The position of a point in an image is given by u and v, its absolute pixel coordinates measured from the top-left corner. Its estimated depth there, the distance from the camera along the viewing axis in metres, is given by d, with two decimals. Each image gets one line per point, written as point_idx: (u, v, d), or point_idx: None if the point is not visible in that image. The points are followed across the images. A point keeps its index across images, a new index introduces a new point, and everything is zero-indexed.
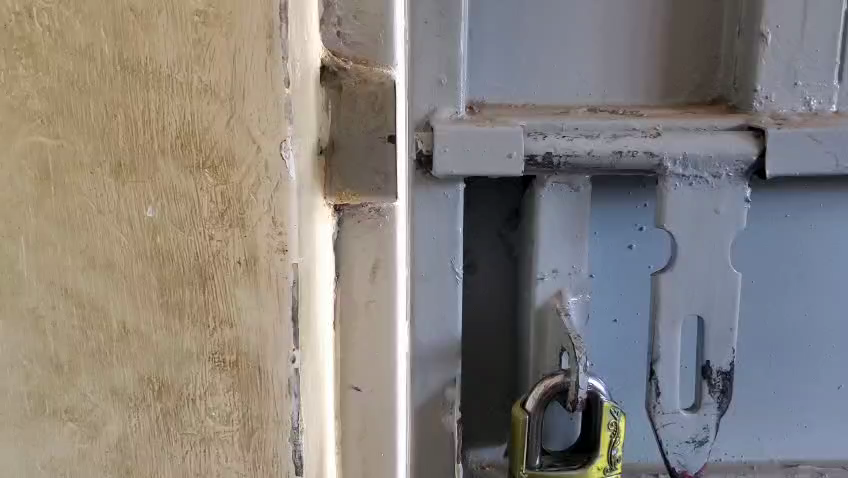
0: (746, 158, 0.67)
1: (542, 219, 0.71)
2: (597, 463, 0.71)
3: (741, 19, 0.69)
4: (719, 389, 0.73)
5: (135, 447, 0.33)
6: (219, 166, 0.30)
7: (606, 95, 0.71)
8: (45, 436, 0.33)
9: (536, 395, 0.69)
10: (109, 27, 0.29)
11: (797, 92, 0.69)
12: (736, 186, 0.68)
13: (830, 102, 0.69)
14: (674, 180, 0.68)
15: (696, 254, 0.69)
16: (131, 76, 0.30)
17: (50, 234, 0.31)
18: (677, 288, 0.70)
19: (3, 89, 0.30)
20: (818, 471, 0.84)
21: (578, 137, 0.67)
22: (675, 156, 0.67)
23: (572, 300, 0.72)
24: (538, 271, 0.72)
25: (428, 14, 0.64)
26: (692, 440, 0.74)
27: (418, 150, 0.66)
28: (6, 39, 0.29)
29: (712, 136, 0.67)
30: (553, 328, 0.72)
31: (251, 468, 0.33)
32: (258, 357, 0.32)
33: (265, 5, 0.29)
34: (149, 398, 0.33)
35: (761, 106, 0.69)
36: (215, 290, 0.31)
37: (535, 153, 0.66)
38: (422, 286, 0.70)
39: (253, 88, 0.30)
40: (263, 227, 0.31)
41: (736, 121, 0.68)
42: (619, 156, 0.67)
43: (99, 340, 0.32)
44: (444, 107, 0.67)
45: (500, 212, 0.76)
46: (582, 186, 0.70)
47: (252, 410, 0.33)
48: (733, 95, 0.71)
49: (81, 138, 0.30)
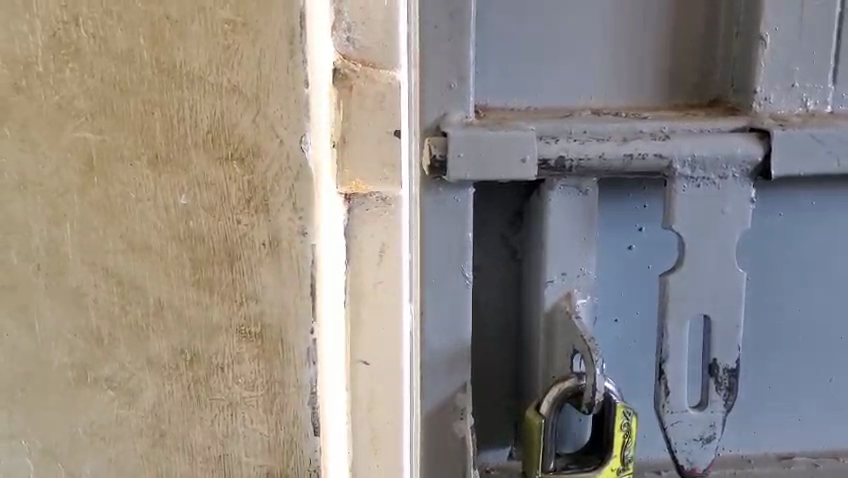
0: (752, 159, 0.71)
1: (550, 220, 0.73)
2: (611, 464, 0.73)
3: (739, 21, 0.72)
4: (725, 386, 0.76)
5: (168, 412, 0.37)
6: (246, 158, 0.34)
7: (609, 97, 0.74)
8: (86, 403, 0.37)
9: (551, 397, 0.70)
10: (148, 34, 0.33)
11: (794, 94, 0.72)
12: (742, 186, 0.72)
13: (825, 103, 0.73)
14: (682, 182, 0.71)
15: (702, 254, 0.73)
16: (167, 78, 0.33)
17: (93, 220, 0.35)
18: (683, 286, 0.74)
19: (50, 90, 0.33)
20: (813, 462, 0.85)
21: (589, 141, 0.70)
22: (684, 158, 0.71)
23: (580, 302, 0.74)
24: (548, 275, 0.74)
25: (438, 18, 0.67)
26: (699, 438, 0.77)
27: (431, 156, 0.68)
28: (54, 45, 0.33)
29: (720, 139, 0.71)
30: (562, 330, 0.74)
31: (273, 428, 0.37)
32: (280, 329, 0.36)
33: (287, 14, 0.33)
34: (181, 367, 0.36)
35: (761, 107, 0.72)
36: (242, 268, 0.35)
37: (548, 158, 0.69)
38: (432, 291, 0.72)
39: (276, 88, 0.33)
40: (285, 212, 0.35)
41: (739, 122, 0.72)
42: (629, 159, 0.70)
43: (137, 315, 0.36)
44: (454, 111, 0.69)
45: (502, 214, 0.77)
46: (589, 189, 0.72)
47: (275, 376, 0.36)
48: (732, 96, 0.74)
49: (121, 133, 0.34)
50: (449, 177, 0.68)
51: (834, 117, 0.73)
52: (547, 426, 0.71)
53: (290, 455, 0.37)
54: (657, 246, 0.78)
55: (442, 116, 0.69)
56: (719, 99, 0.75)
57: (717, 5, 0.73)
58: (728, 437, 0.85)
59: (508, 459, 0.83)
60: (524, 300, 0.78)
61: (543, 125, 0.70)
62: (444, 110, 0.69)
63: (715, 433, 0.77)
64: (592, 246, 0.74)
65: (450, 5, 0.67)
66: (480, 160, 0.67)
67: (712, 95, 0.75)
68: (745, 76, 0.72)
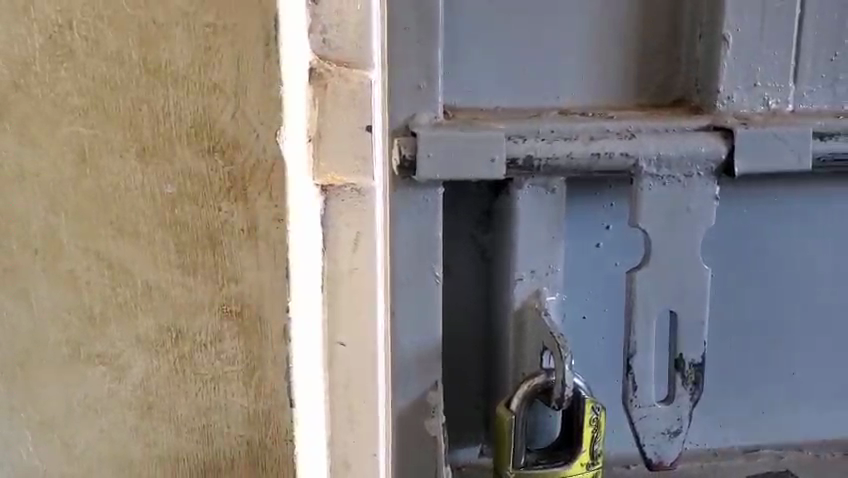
0: (717, 156, 0.77)
1: (521, 223, 0.81)
2: (581, 459, 0.81)
3: (703, 22, 0.78)
4: (691, 380, 0.83)
5: (156, 386, 0.40)
6: (226, 150, 0.37)
7: (572, 97, 0.80)
8: (80, 376, 0.40)
9: (521, 395, 0.78)
10: (135, 36, 0.36)
11: (757, 92, 0.78)
12: (705, 184, 0.78)
13: (786, 102, 0.79)
14: (647, 180, 0.77)
15: (666, 252, 0.79)
16: (154, 77, 0.36)
17: (86, 207, 0.38)
18: (649, 283, 0.80)
19: (46, 87, 0.36)
20: (777, 454, 0.95)
21: (556, 141, 0.76)
22: (649, 157, 0.77)
23: (549, 298, 0.83)
24: (519, 272, 0.82)
25: (408, 21, 0.73)
26: (667, 432, 0.84)
27: (401, 156, 0.74)
28: (50, 46, 0.36)
29: (685, 139, 0.77)
30: (532, 326, 0.82)
31: (253, 401, 0.40)
32: (259, 308, 0.39)
33: (264, 18, 0.36)
34: (167, 344, 0.39)
35: (724, 106, 0.78)
36: (223, 252, 0.38)
37: (517, 157, 0.75)
38: (403, 291, 0.80)
39: (253, 86, 0.36)
40: (262, 200, 0.38)
41: (703, 122, 0.78)
42: (596, 158, 0.76)
43: (126, 295, 0.39)
44: (423, 112, 0.76)
45: (475, 215, 0.86)
46: (557, 187, 0.81)
47: (254, 352, 0.39)
48: (695, 96, 0.80)
49: (111, 128, 0.37)
50: (420, 177, 0.74)
51: (795, 115, 0.79)
52: (517, 422, 0.79)
53: (269, 426, 0.40)
54: (619, 244, 0.87)
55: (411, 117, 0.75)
56: (683, 99, 0.81)
57: (681, 10, 0.79)
58: (694, 432, 0.94)
59: (479, 456, 0.92)
60: (496, 292, 0.86)
61: (511, 127, 0.76)
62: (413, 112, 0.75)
63: (681, 426, 0.84)
64: (559, 245, 0.83)
65: (419, 11, 0.73)
66: (450, 160, 0.74)
67: (676, 95, 0.82)
68: (708, 76, 0.78)
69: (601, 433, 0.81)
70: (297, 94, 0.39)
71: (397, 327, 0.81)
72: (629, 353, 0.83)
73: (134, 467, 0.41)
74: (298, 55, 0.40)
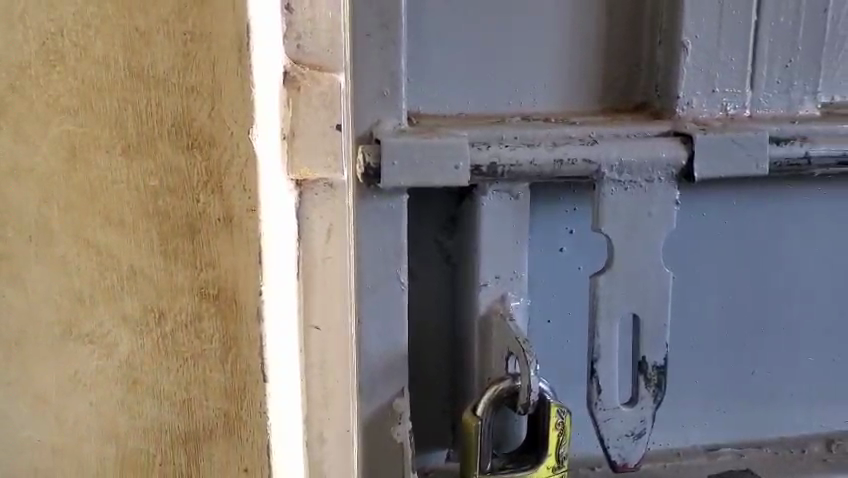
0: (676, 162, 0.80)
1: (485, 226, 0.81)
2: (546, 463, 0.81)
3: (662, 31, 0.81)
4: (654, 382, 0.86)
5: (141, 362, 0.43)
6: (204, 146, 0.41)
7: (536, 102, 0.83)
8: (71, 353, 0.43)
9: (486, 400, 0.78)
10: (120, 43, 0.39)
11: (715, 98, 0.82)
12: (667, 188, 0.81)
13: (743, 108, 0.83)
14: (610, 185, 0.80)
15: (630, 256, 0.81)
16: (137, 80, 0.40)
17: (76, 198, 0.41)
18: (614, 286, 0.82)
19: (41, 89, 0.40)
20: (739, 453, 0.97)
21: (520, 147, 0.77)
22: (611, 163, 0.79)
23: (514, 303, 0.83)
24: (484, 278, 0.83)
25: (370, 27, 0.74)
26: (631, 434, 0.86)
27: (365, 162, 0.75)
28: (42, 52, 0.40)
29: (644, 144, 0.79)
30: (498, 330, 0.82)
31: (230, 376, 0.43)
32: (234, 291, 0.42)
33: (235, 26, 0.39)
34: (151, 323, 0.43)
35: (684, 112, 0.82)
36: (202, 240, 0.42)
37: (481, 164, 0.76)
38: (369, 298, 0.79)
39: (227, 88, 0.40)
40: (237, 193, 0.41)
41: (663, 127, 0.81)
42: (559, 164, 0.78)
43: (113, 279, 0.42)
44: (387, 119, 0.76)
45: (438, 220, 0.85)
46: (521, 193, 0.81)
47: (231, 331, 0.43)
48: (656, 101, 0.83)
49: (99, 126, 0.41)
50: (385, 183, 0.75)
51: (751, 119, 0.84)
52: (483, 426, 0.78)
53: (244, 400, 0.44)
54: (584, 246, 0.88)
55: (375, 123, 0.76)
56: (644, 104, 0.85)
57: (643, 18, 0.82)
58: (658, 432, 0.95)
59: (446, 462, 0.92)
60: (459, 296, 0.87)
61: (475, 134, 0.77)
62: (377, 118, 0.76)
63: (646, 428, 0.86)
64: (523, 249, 0.83)
65: (382, 17, 0.74)
66: (414, 166, 0.74)
67: (637, 100, 0.85)
68: (668, 83, 0.82)
69: (566, 435, 0.81)
70: (269, 96, 0.43)
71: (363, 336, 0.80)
72: (593, 359, 0.84)
73: (121, 438, 0.44)
74: (271, 60, 0.43)
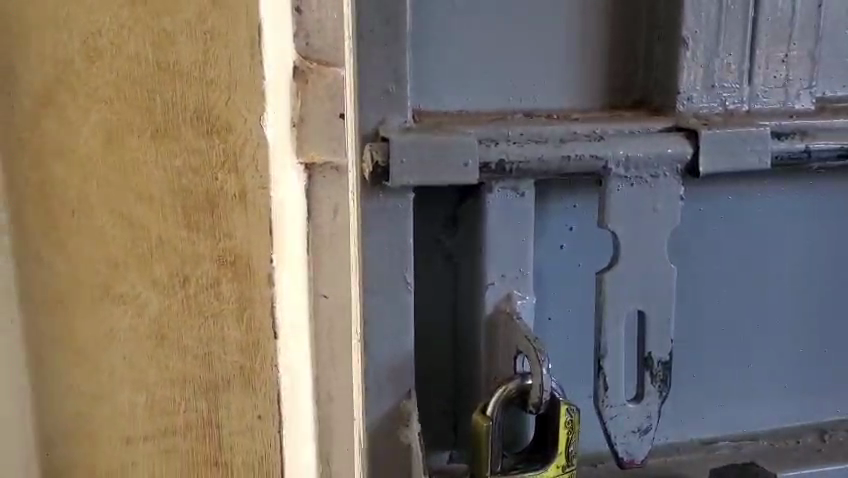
0: (680, 158, 0.89)
1: (488, 221, 0.89)
2: (556, 462, 0.87)
3: (658, 28, 0.92)
4: (660, 377, 0.95)
5: (167, 321, 0.50)
6: (222, 131, 0.47)
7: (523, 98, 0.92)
8: (107, 313, 0.50)
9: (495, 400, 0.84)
10: (149, 41, 0.46)
11: (715, 93, 0.92)
12: (669, 186, 0.90)
13: (741, 103, 0.93)
14: (617, 182, 0.88)
15: (631, 261, 0.91)
16: (164, 73, 0.46)
17: (112, 176, 0.48)
18: (617, 281, 0.91)
19: (82, 82, 0.47)
20: (735, 445, 1.12)
21: (526, 144, 0.84)
22: (618, 160, 0.87)
23: (519, 300, 0.91)
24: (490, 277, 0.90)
25: (373, 22, 0.80)
26: (638, 430, 0.95)
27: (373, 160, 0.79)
28: (83, 49, 0.46)
29: (651, 140, 0.88)
30: (503, 327, 0.90)
31: (245, 332, 0.50)
32: (248, 258, 0.48)
33: (248, 27, 0.46)
34: (176, 286, 0.49)
35: (684, 107, 0.92)
36: (220, 213, 0.48)
37: (489, 161, 0.84)
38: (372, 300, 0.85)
39: (241, 80, 0.46)
40: (250, 171, 0.47)
41: (666, 124, 0.90)
42: (566, 161, 0.86)
43: (143, 247, 0.49)
44: (392, 116, 0.82)
45: (441, 214, 0.93)
46: (525, 190, 0.88)
47: (245, 292, 0.49)
48: (655, 96, 0.94)
49: (132, 113, 0.47)
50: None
51: (749, 114, 0.94)
52: (494, 427, 0.84)
53: (259, 353, 0.50)
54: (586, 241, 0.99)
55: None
56: (642, 100, 0.95)
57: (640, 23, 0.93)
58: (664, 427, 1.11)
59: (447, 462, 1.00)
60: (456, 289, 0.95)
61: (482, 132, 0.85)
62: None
63: (652, 424, 0.95)
64: (527, 245, 0.90)
65: (383, 13, 0.80)
66: (422, 163, 0.79)
67: (636, 97, 0.95)
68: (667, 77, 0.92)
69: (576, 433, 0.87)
70: (277, 85, 0.48)
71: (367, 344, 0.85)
72: (600, 355, 0.93)
73: (150, 388, 0.51)
74: (279, 55, 0.49)
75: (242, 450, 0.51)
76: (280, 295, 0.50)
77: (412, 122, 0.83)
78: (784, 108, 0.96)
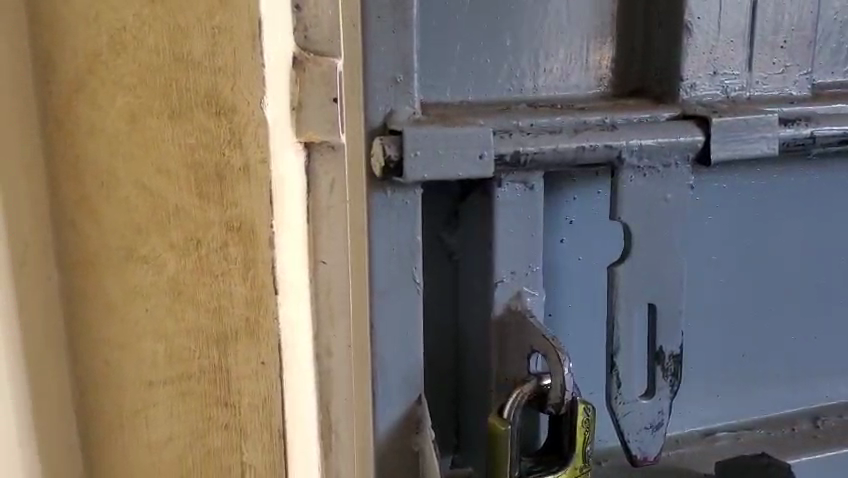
0: (693, 147, 0.95)
1: (497, 218, 0.92)
2: (574, 464, 0.92)
3: (661, 16, 0.99)
4: (670, 371, 1.02)
5: (182, 279, 0.57)
6: (228, 112, 0.54)
7: (536, 90, 0.99)
8: (132, 271, 0.58)
9: (512, 402, 0.88)
10: (166, 36, 0.53)
11: (715, 81, 1.00)
12: (682, 172, 0.96)
13: (739, 90, 1.02)
14: (629, 172, 0.94)
15: (641, 254, 0.96)
16: (179, 64, 0.54)
17: (136, 153, 0.56)
18: (632, 273, 0.97)
19: (111, 71, 0.55)
20: (732, 435, 1.25)
21: (541, 136, 0.89)
22: (630, 149, 0.92)
23: (527, 297, 0.95)
24: (500, 276, 0.94)
25: (380, 11, 0.81)
26: (649, 427, 1.01)
27: (386, 156, 0.82)
28: (111, 43, 0.54)
29: (659, 134, 0.94)
30: (516, 326, 0.95)
31: (249, 289, 0.56)
32: (252, 223, 0.55)
33: (250, 22, 0.52)
34: (190, 248, 0.56)
35: (687, 95, 0.99)
36: (227, 184, 0.55)
37: (505, 154, 0.87)
38: (381, 299, 0.88)
39: (245, 67, 0.53)
40: (252, 146, 0.54)
41: (675, 111, 0.98)
42: (581, 151, 0.90)
43: (161, 215, 0.56)
44: (401, 108, 0.85)
45: (440, 216, 0.98)
46: (535, 184, 0.93)
47: (249, 254, 0.56)
48: (656, 86, 1.02)
49: (152, 98, 0.54)
50: None
51: (750, 101, 1.02)
52: (512, 432, 0.87)
53: (262, 308, 0.57)
54: (580, 233, 1.07)
55: (388, 115, 0.84)
56: (639, 89, 1.04)
57: (638, 13, 1.01)
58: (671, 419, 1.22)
59: (450, 467, 1.06)
60: (460, 280, 1.00)
61: (495, 124, 0.89)
62: (391, 108, 0.85)
63: (663, 419, 1.02)
64: (536, 241, 0.95)
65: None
66: (437, 158, 0.82)
67: (633, 86, 1.04)
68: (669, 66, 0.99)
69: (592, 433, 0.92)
70: (277, 73, 0.55)
71: (378, 343, 0.90)
72: (613, 352, 0.99)
73: (169, 338, 0.58)
74: (280, 46, 0.56)
75: (248, 392, 0.58)
76: (280, 259, 0.57)
77: (421, 114, 0.86)
78: (783, 94, 1.05)
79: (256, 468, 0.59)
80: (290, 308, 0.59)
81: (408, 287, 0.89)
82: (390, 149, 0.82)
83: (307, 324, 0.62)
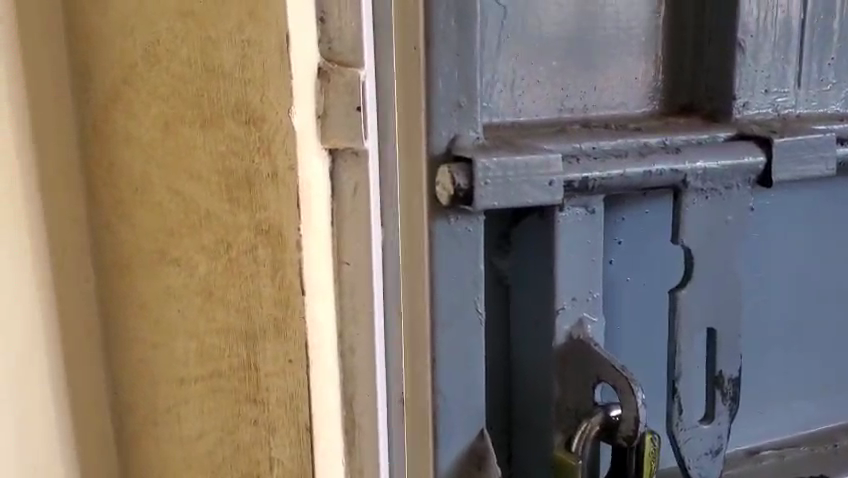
0: (754, 171, 1.00)
1: (560, 246, 0.95)
2: None
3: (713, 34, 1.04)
4: (729, 395, 1.08)
5: (214, 280, 0.60)
6: (258, 121, 0.56)
7: (588, 110, 1.03)
8: (166, 272, 0.60)
9: (578, 439, 0.94)
10: (198, 48, 0.56)
11: (766, 98, 1.07)
12: (742, 193, 1.02)
13: (787, 107, 1.10)
14: (692, 195, 0.98)
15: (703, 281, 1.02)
16: (210, 74, 0.56)
17: (169, 159, 0.58)
18: (695, 299, 1.02)
19: (145, 82, 0.57)
20: (778, 453, 1.31)
21: (611, 163, 0.92)
22: (696, 172, 0.97)
23: (589, 322, 0.98)
24: (562, 300, 0.96)
25: (448, 37, 0.84)
26: (710, 450, 1.07)
27: (456, 184, 0.85)
28: (145, 55, 0.57)
29: (722, 155, 0.98)
30: (578, 355, 0.97)
31: (279, 292, 0.58)
32: (281, 227, 0.57)
33: (279, 34, 0.54)
34: (221, 251, 0.59)
35: (740, 114, 1.05)
36: (257, 190, 0.57)
37: (574, 180, 0.89)
38: (446, 330, 0.90)
39: (274, 77, 0.55)
40: (282, 153, 0.56)
41: (729, 132, 1.03)
42: (649, 175, 0.94)
43: (193, 219, 0.59)
44: (466, 133, 0.88)
45: (491, 241, 1.01)
46: (596, 207, 0.96)
47: (278, 257, 0.58)
48: (707, 103, 1.07)
49: (185, 107, 0.57)
50: None
51: (796, 117, 1.10)
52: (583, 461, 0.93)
53: (291, 310, 0.58)
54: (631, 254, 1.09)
55: (453, 141, 0.88)
56: (689, 106, 1.09)
57: (690, 31, 1.06)
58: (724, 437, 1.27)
59: None
60: (512, 301, 1.03)
61: (564, 149, 0.92)
62: (456, 133, 0.88)
63: (721, 443, 1.07)
64: (596, 267, 0.97)
65: (458, 26, 0.84)
66: (504, 185, 0.85)
67: (683, 102, 1.09)
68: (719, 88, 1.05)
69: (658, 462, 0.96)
70: (304, 82, 0.58)
71: (440, 374, 0.91)
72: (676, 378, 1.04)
73: (201, 336, 0.61)
74: (303, 56, 0.58)
75: (277, 389, 0.60)
76: (307, 262, 0.58)
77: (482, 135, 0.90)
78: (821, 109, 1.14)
79: (284, 462, 0.61)
80: (316, 309, 0.60)
81: (471, 316, 0.91)
82: (460, 178, 0.84)
83: (330, 323, 0.65)
